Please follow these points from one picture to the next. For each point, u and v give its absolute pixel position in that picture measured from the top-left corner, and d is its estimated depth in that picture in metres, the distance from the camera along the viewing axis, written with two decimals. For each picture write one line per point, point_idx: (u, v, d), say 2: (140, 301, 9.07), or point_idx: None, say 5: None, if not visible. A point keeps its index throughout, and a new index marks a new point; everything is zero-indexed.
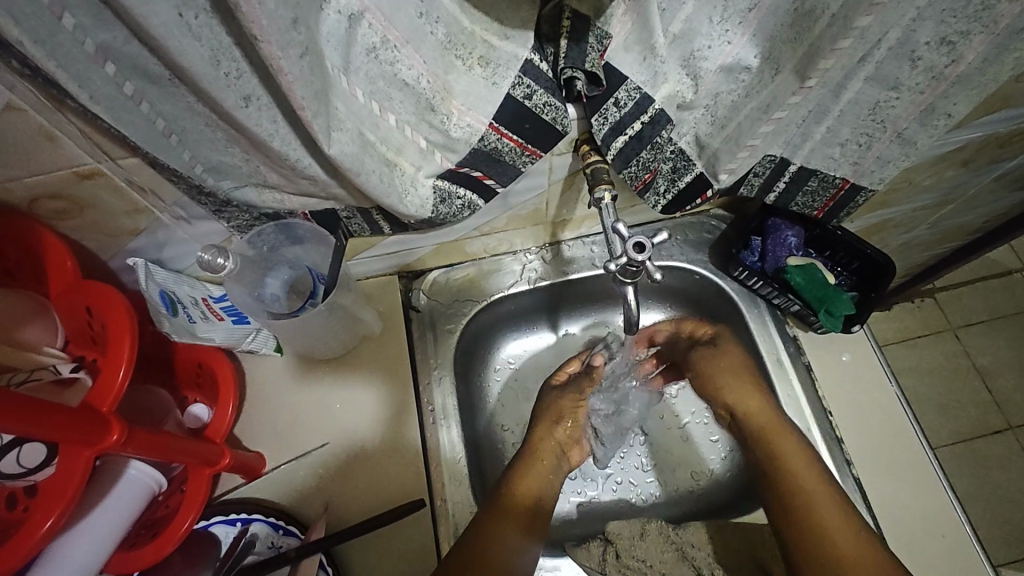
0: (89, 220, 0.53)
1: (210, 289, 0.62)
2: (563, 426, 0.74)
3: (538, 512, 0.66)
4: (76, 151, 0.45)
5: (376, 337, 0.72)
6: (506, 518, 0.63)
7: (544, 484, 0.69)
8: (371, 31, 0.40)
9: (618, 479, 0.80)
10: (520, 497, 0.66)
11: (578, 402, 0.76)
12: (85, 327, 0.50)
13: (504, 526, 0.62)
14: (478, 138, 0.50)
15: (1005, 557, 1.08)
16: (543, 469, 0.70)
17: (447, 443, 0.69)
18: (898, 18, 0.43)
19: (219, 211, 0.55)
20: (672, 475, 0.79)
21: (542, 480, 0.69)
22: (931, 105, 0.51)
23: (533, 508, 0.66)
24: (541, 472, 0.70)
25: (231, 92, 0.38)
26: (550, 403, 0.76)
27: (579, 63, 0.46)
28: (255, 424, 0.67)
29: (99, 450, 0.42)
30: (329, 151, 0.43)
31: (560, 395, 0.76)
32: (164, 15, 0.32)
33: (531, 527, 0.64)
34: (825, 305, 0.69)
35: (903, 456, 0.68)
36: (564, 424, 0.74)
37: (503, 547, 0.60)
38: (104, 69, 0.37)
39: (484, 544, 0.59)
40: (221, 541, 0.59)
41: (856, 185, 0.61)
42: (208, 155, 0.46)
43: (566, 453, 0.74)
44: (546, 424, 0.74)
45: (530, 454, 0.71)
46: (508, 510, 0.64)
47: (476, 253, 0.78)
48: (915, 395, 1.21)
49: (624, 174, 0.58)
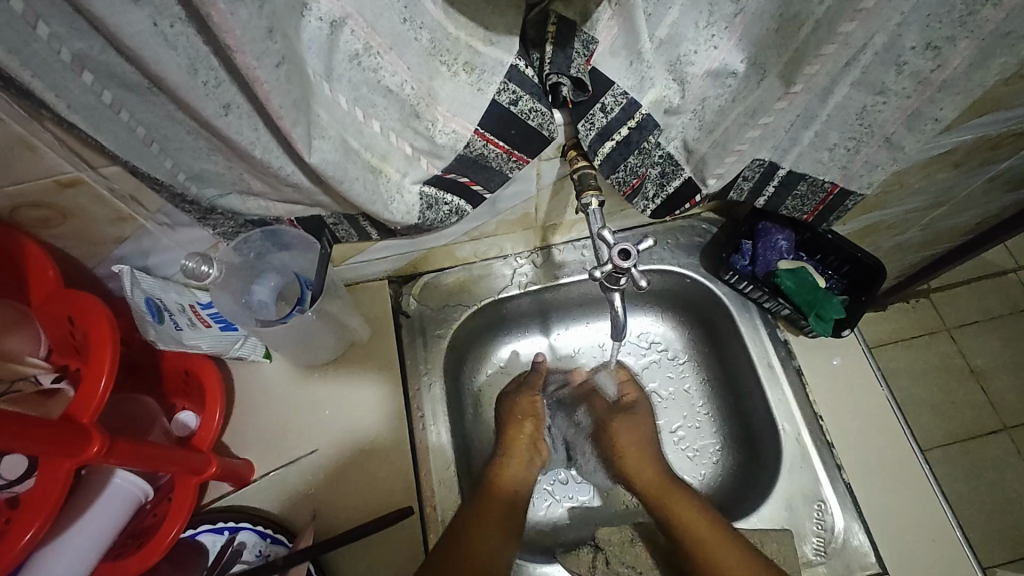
0: (73, 227, 0.52)
1: (198, 295, 0.62)
2: (524, 424, 0.75)
3: (513, 504, 0.68)
4: (56, 159, 0.45)
5: (365, 343, 0.72)
6: (484, 510, 0.65)
7: (517, 477, 0.71)
8: (353, 38, 0.40)
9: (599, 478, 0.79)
10: (494, 494, 0.68)
11: (532, 399, 0.77)
12: (68, 336, 0.50)
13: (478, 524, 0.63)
14: (463, 144, 0.50)
15: (1000, 558, 1.09)
16: (512, 468, 0.72)
17: (435, 442, 0.69)
18: (884, 24, 0.43)
19: (204, 218, 0.55)
20: None
21: (517, 477, 0.72)
22: (918, 110, 0.51)
23: (510, 504, 0.68)
24: (516, 468, 0.72)
25: (210, 101, 0.38)
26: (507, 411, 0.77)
27: (565, 69, 0.46)
28: (243, 431, 0.67)
29: (81, 461, 0.42)
30: (310, 159, 0.43)
31: (517, 396, 0.78)
32: (139, 24, 0.32)
33: (505, 525, 0.65)
34: (814, 309, 0.69)
35: (894, 459, 0.67)
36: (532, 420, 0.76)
37: (482, 541, 0.61)
38: (81, 78, 0.37)
39: (464, 535, 0.61)
40: (209, 550, 0.59)
41: (844, 189, 0.61)
42: (190, 163, 0.46)
43: (536, 448, 0.75)
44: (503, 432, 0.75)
45: (503, 452, 0.73)
46: (488, 503, 0.66)
47: (467, 257, 0.77)
48: (910, 396, 1.21)
49: (612, 179, 0.58)
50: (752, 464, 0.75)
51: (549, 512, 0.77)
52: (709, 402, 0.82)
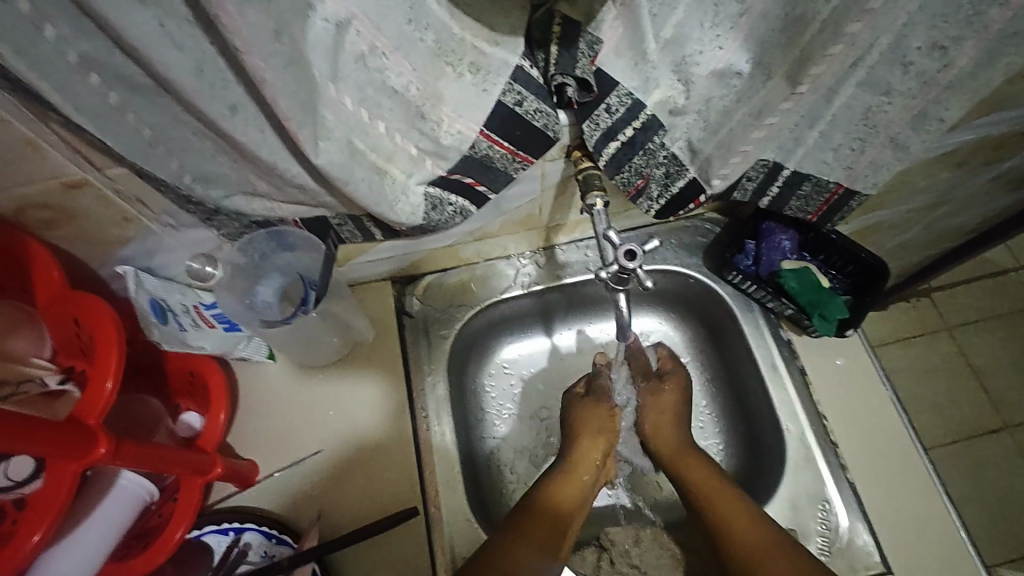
0: (78, 228, 0.52)
1: (202, 296, 0.61)
2: (598, 439, 0.73)
3: (566, 520, 0.66)
4: (61, 161, 0.45)
5: (369, 344, 0.72)
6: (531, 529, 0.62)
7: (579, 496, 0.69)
8: (359, 39, 0.40)
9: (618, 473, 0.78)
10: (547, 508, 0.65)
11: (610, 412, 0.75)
12: (73, 338, 0.50)
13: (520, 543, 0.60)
14: (469, 145, 0.50)
15: (1002, 556, 1.09)
16: (576, 485, 0.70)
17: (438, 439, 0.69)
18: (890, 24, 0.43)
19: (209, 218, 0.55)
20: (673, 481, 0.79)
21: (578, 489, 0.69)
22: (923, 110, 0.51)
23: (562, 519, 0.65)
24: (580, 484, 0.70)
25: (216, 102, 0.38)
26: (579, 420, 0.75)
27: (571, 69, 0.46)
28: (247, 432, 0.67)
29: (87, 463, 0.42)
30: (316, 160, 0.43)
31: (586, 407, 0.75)
32: (146, 25, 0.32)
33: (554, 545, 0.63)
34: (819, 309, 0.70)
35: (897, 460, 0.67)
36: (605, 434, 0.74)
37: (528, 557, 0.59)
38: (88, 80, 0.37)
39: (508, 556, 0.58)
40: (214, 550, 0.59)
41: (850, 189, 0.61)
42: (195, 164, 0.46)
43: (605, 465, 0.73)
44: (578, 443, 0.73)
45: (570, 465, 0.71)
46: (540, 517, 0.64)
47: (470, 258, 0.78)
48: (912, 396, 1.21)
49: (617, 180, 0.58)
50: (755, 464, 0.75)
51: None
52: (711, 401, 0.82)
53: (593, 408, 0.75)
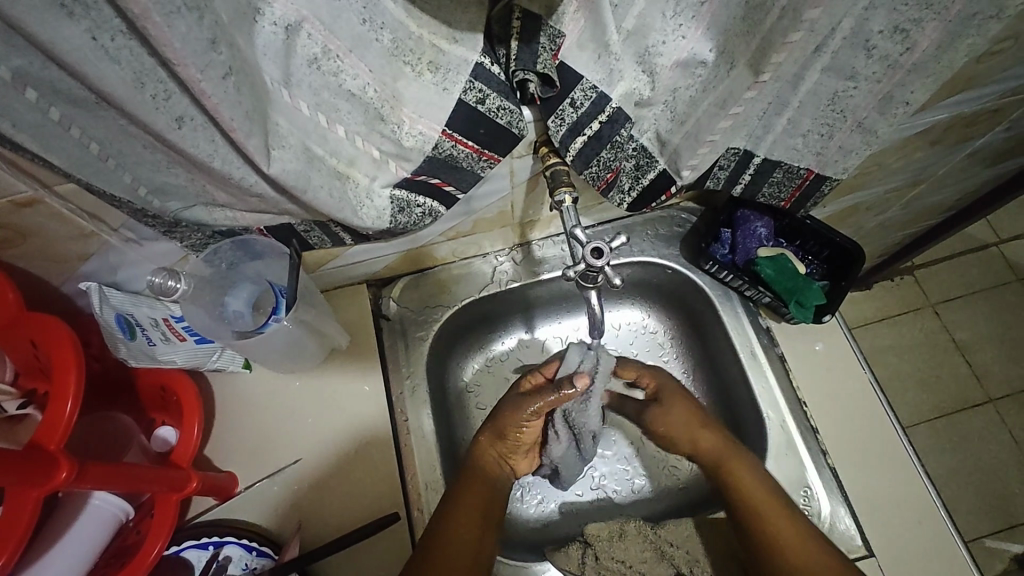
0: (35, 246, 0.51)
1: (172, 308, 0.59)
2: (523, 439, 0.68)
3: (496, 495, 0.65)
4: (9, 179, 0.44)
5: (344, 350, 0.71)
6: (463, 503, 0.61)
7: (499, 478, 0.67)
8: (311, 41, 0.39)
9: (622, 489, 0.79)
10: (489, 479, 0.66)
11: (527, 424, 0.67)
12: (34, 360, 0.50)
13: (458, 509, 0.61)
14: (432, 146, 0.49)
15: (989, 528, 1.10)
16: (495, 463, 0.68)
17: (416, 427, 0.70)
18: (849, 8, 0.43)
19: (170, 231, 0.53)
20: (669, 473, 0.79)
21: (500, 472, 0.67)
22: (889, 93, 0.50)
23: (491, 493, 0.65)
24: (494, 456, 0.68)
25: (161, 114, 0.37)
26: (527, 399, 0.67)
27: (531, 66, 0.44)
28: (224, 442, 0.66)
29: (51, 489, 0.41)
30: (269, 170, 0.42)
31: (510, 415, 0.67)
32: (77, 40, 0.31)
33: (486, 519, 0.62)
34: (794, 296, 0.69)
35: (878, 442, 0.68)
36: (510, 441, 0.68)
37: (471, 536, 0.59)
38: (24, 96, 0.35)
39: (456, 535, 0.59)
40: (195, 565, 0.58)
41: (820, 175, 0.61)
42: (150, 177, 0.45)
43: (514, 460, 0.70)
44: (492, 438, 0.68)
45: (490, 439, 0.68)
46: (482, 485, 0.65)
47: (444, 258, 0.77)
48: (896, 372, 1.22)
49: (586, 174, 0.58)
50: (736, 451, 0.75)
51: (539, 510, 0.77)
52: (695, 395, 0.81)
53: (519, 411, 0.67)
